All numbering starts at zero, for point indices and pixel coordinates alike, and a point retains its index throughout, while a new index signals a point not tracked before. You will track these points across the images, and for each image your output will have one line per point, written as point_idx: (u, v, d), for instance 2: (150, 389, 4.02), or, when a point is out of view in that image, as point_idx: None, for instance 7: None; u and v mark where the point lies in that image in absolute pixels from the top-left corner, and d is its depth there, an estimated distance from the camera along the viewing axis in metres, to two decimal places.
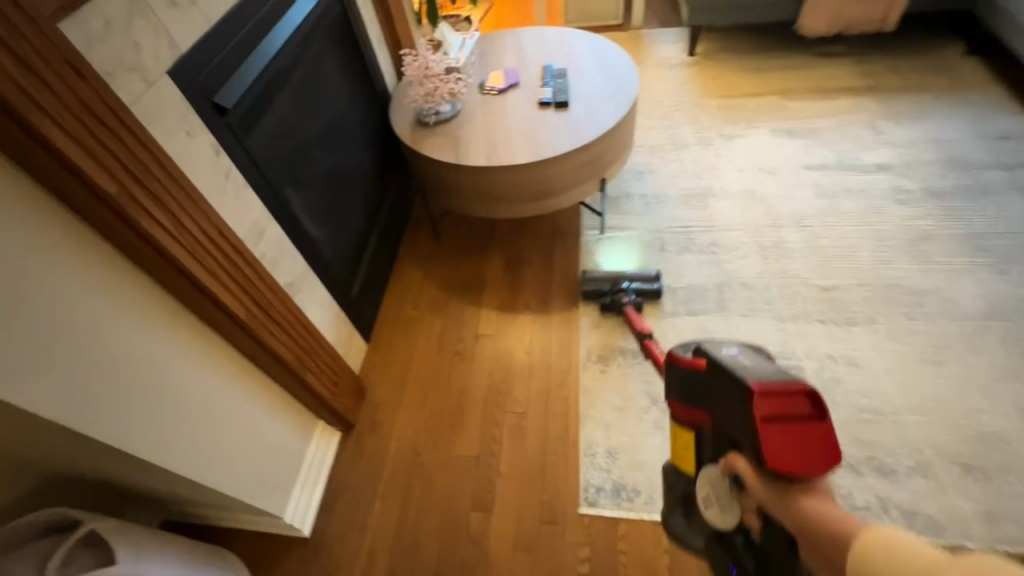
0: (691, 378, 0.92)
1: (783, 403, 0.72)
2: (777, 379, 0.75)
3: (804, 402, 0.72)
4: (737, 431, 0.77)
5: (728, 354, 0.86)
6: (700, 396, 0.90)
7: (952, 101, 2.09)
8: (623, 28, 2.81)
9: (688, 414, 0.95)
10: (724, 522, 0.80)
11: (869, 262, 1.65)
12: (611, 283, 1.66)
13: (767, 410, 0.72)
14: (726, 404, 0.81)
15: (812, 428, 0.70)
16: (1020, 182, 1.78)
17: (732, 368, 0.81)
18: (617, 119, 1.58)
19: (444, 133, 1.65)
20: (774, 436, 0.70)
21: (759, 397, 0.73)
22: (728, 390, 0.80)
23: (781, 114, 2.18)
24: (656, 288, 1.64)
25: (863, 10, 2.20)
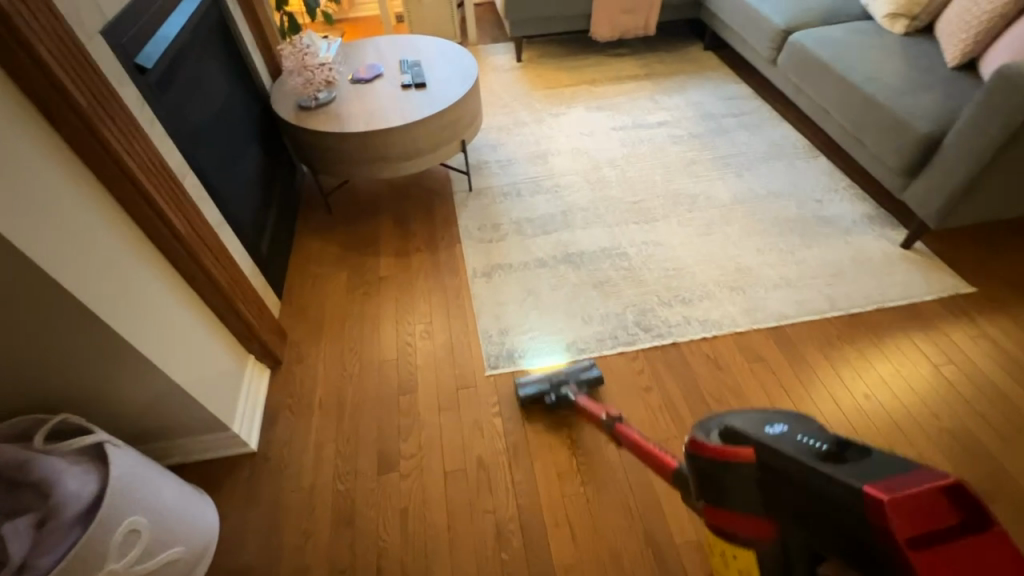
0: (736, 476, 0.72)
1: (924, 516, 0.52)
2: (893, 477, 0.55)
3: (947, 508, 0.52)
4: (851, 551, 0.56)
5: (796, 447, 0.65)
6: (755, 498, 0.69)
7: (699, 78, 2.95)
8: (463, 44, 3.45)
9: (732, 524, 0.75)
10: None
11: (661, 182, 2.30)
12: (548, 384, 1.53)
13: (910, 528, 0.51)
14: (815, 509, 0.60)
15: (965, 547, 0.51)
16: (744, 122, 2.61)
17: (820, 466, 0.59)
18: (465, 90, 2.04)
19: (325, 112, 1.97)
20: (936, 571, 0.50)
21: (898, 510, 0.51)
22: (834, 502, 0.57)
23: (590, 96, 2.87)
24: (594, 374, 1.56)
25: (631, 20, 3.01)
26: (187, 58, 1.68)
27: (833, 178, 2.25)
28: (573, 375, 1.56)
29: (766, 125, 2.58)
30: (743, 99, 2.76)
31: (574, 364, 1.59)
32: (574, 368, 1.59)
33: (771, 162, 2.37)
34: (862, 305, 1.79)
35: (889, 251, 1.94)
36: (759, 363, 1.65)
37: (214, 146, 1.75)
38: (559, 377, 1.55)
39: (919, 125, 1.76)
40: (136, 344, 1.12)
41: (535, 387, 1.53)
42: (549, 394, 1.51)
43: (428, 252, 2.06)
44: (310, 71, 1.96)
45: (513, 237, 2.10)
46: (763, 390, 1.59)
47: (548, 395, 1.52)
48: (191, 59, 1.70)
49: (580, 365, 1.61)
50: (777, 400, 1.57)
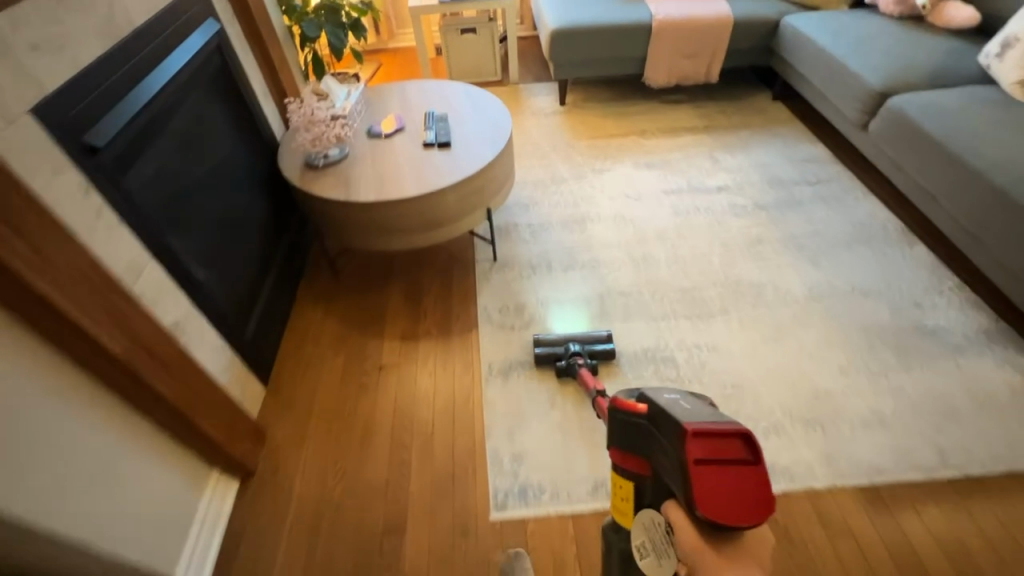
0: (630, 425, 0.88)
1: (718, 448, 0.70)
2: (714, 422, 0.73)
3: (739, 446, 0.70)
4: (671, 474, 0.74)
5: (670, 403, 0.82)
6: (634, 441, 0.86)
7: (767, 134, 2.59)
8: (503, 83, 3.20)
9: (626, 462, 0.89)
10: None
11: (719, 264, 1.94)
12: (563, 346, 1.63)
13: (698, 451, 0.69)
14: (661, 445, 0.78)
15: (738, 473, 0.68)
16: (821, 193, 2.23)
17: (670, 412, 0.78)
18: (493, 154, 1.77)
19: (334, 174, 1.73)
20: (707, 480, 0.67)
21: (695, 438, 0.70)
22: (669, 434, 0.76)
23: (640, 151, 2.55)
24: (609, 348, 1.63)
25: (691, 66, 2.68)
26: (179, 113, 1.48)
27: (935, 275, 1.84)
28: (589, 344, 1.65)
29: (847, 198, 2.19)
30: (820, 163, 2.38)
31: (587, 333, 1.67)
32: (587, 334, 1.67)
33: (854, 247, 1.98)
34: (984, 463, 1.38)
35: (1015, 384, 1.52)
36: (844, 539, 1.27)
37: (201, 210, 1.53)
38: (572, 343, 1.63)
39: None
40: (29, 517, 0.86)
41: (549, 352, 1.61)
42: (561, 359, 1.60)
43: (439, 336, 1.79)
44: (322, 129, 1.73)
45: (539, 324, 1.80)
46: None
47: (560, 360, 1.61)
48: (184, 112, 1.50)
49: (593, 332, 1.70)
50: None
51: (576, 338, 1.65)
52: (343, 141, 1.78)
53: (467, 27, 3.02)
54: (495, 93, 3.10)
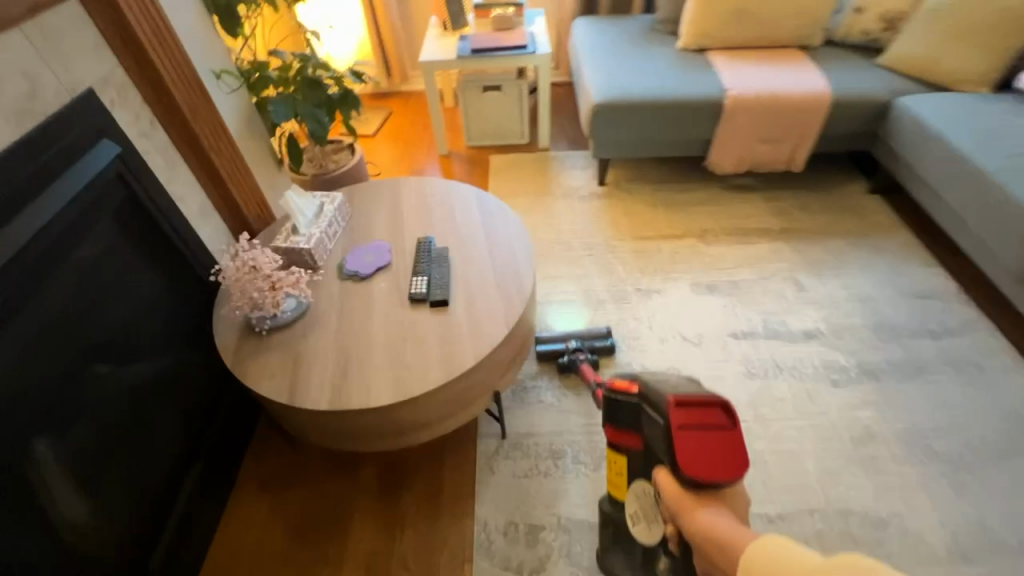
0: (622, 403, 1.09)
1: (696, 416, 0.89)
2: (690, 393, 0.94)
3: (718, 414, 0.89)
4: (664, 440, 0.92)
5: (645, 385, 1.06)
6: (628, 420, 1.07)
7: (865, 248, 2.02)
8: (530, 147, 2.69)
9: (616, 437, 1.13)
10: (651, 535, 1.01)
11: (815, 475, 1.39)
12: (565, 343, 1.67)
13: (684, 418, 0.89)
14: (651, 419, 0.99)
15: (721, 437, 0.87)
16: (949, 353, 1.65)
17: (655, 394, 0.99)
18: (508, 328, 1.24)
19: (282, 350, 1.23)
20: (691, 443, 0.87)
21: (676, 409, 0.90)
22: (652, 410, 0.99)
23: (699, 263, 2.00)
24: (609, 343, 1.68)
25: (768, 152, 2.12)
26: (54, 289, 1.03)
27: None
28: (590, 340, 1.69)
29: (986, 362, 1.63)
30: (944, 302, 1.80)
31: (589, 329, 1.72)
32: (588, 330, 1.72)
33: (1013, 462, 1.40)
34: None
35: None
36: None
37: (84, 421, 1.08)
38: (573, 339, 1.67)
39: None
40: None
41: (552, 348, 1.66)
42: (563, 355, 1.65)
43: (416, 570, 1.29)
44: (255, 292, 1.21)
45: (559, 562, 1.29)
46: None
47: (561, 357, 1.66)
48: (63, 285, 1.04)
49: (593, 328, 1.74)
50: None
51: (577, 334, 1.70)
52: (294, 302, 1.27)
53: (490, 84, 2.50)
54: (520, 161, 2.59)
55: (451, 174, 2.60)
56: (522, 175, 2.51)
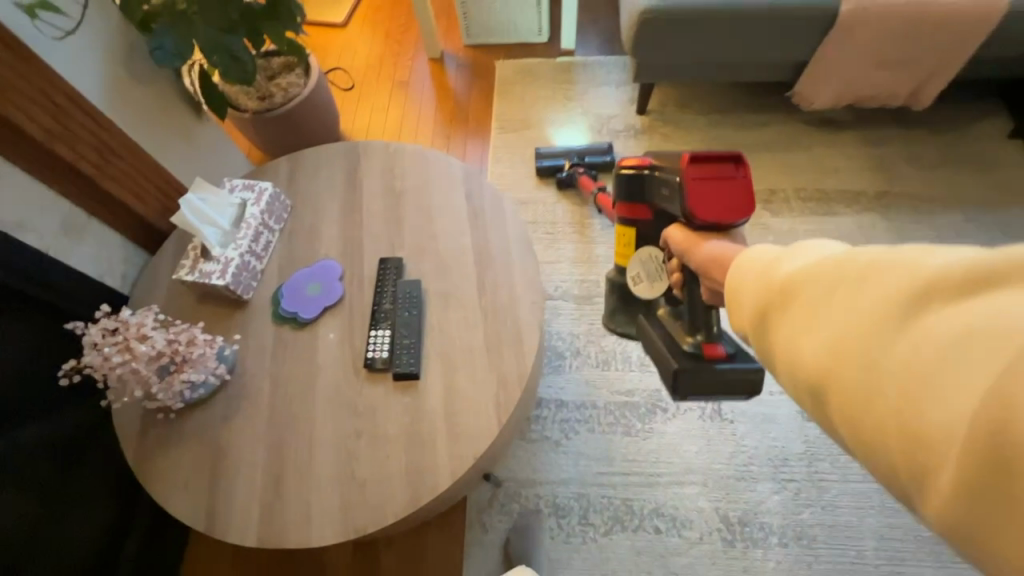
0: (633, 177, 1.00)
1: (711, 169, 0.80)
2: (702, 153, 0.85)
3: (731, 168, 0.80)
4: (674, 196, 0.86)
5: (663, 158, 0.94)
6: (638, 192, 0.99)
7: (989, 229, 1.52)
8: (550, 49, 2.02)
9: (629, 212, 1.06)
10: (653, 291, 1.00)
11: (875, 563, 1.15)
12: (567, 157, 1.68)
13: (695, 172, 0.80)
14: (662, 181, 0.91)
15: (732, 186, 0.79)
16: None
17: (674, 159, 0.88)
18: (500, 424, 0.89)
19: (196, 445, 0.91)
20: (700, 193, 0.79)
21: (690, 163, 0.81)
22: (665, 171, 0.90)
23: (761, 244, 1.55)
24: (608, 159, 1.67)
25: (887, 84, 1.49)
26: None
27: None
28: (591, 155, 1.69)
29: None
30: None
31: (590, 146, 1.70)
32: (588, 146, 1.71)
33: None
34: None
35: None
36: None
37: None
38: (573, 156, 1.68)
39: None
40: None
41: (552, 163, 1.68)
42: (563, 170, 1.67)
43: None
44: (141, 390, 0.83)
45: None
46: None
47: (560, 172, 1.68)
48: None
49: (595, 143, 1.73)
50: None
51: (577, 149, 1.70)
52: (208, 378, 0.90)
53: None
54: (534, 70, 1.95)
55: (445, 87, 1.98)
56: (535, 91, 1.91)
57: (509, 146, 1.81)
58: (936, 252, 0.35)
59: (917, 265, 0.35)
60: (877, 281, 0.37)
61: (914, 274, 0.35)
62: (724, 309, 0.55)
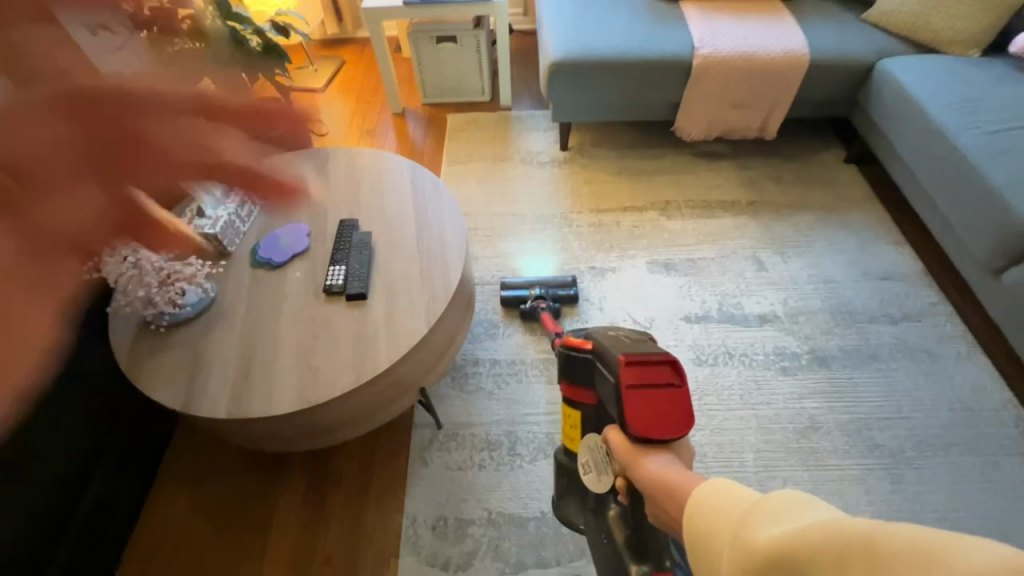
0: (579, 359, 1.07)
1: (646, 376, 0.88)
2: (643, 355, 0.92)
3: (663, 371, 0.89)
4: (613, 397, 0.92)
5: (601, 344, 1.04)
6: (583, 373, 1.07)
7: (835, 224, 1.91)
8: (491, 106, 2.49)
9: (574, 393, 1.11)
10: (598, 486, 0.99)
11: (753, 469, 1.37)
12: (529, 289, 1.69)
13: (632, 377, 0.88)
14: (603, 376, 0.97)
15: (665, 393, 0.86)
16: (906, 341, 1.60)
17: (609, 353, 0.96)
18: (428, 326, 1.15)
19: (180, 349, 1.13)
20: (638, 400, 0.86)
21: (628, 366, 0.89)
22: (606, 366, 0.96)
23: (659, 240, 1.89)
24: (572, 293, 1.69)
25: (741, 118, 1.97)
26: None
27: None
28: (555, 288, 1.70)
29: (941, 353, 1.56)
30: (906, 284, 1.73)
31: (556, 277, 1.71)
32: (555, 278, 1.72)
33: (953, 455, 1.38)
34: None
35: None
36: None
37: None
38: (538, 288, 1.68)
39: None
40: None
41: (515, 295, 1.67)
42: (526, 302, 1.66)
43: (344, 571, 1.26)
44: (143, 291, 1.09)
45: (486, 559, 1.26)
46: None
47: (524, 303, 1.67)
48: None
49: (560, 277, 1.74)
50: None
51: (541, 282, 1.70)
52: (196, 291, 1.15)
53: (445, 34, 2.28)
54: (478, 121, 2.40)
55: (405, 134, 2.40)
56: (478, 136, 2.34)
57: (456, 176, 2.18)
58: (949, 533, 0.36)
59: (918, 543, 0.36)
60: (878, 571, 0.37)
61: (931, 573, 0.34)
62: (716, 542, 0.60)
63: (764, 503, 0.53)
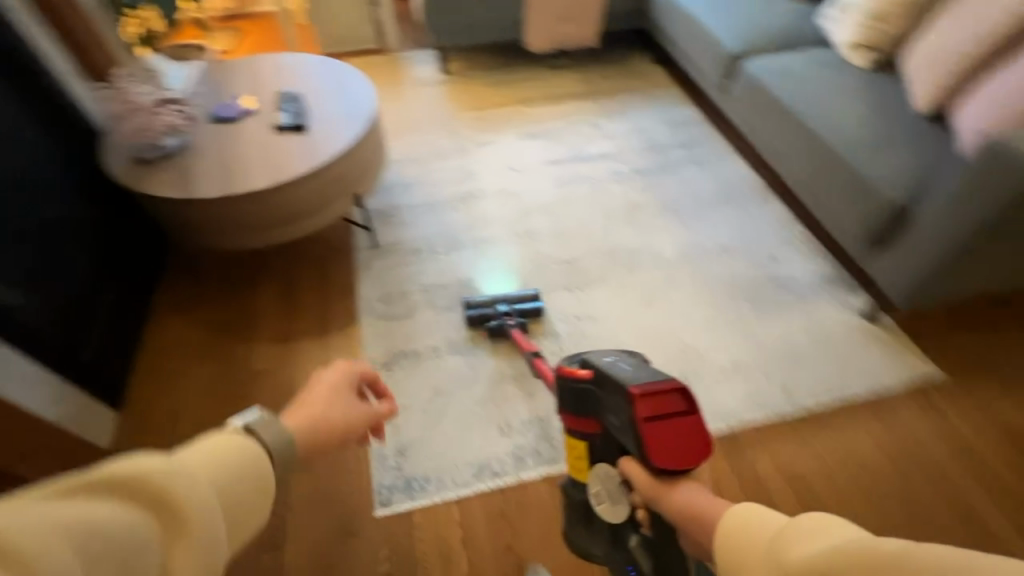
0: (577, 390, 0.95)
1: (660, 404, 0.78)
2: (653, 381, 0.81)
3: (678, 398, 0.78)
4: (622, 431, 0.81)
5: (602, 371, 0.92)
6: (584, 404, 0.94)
7: (646, 97, 2.63)
8: (381, 50, 2.99)
9: (577, 425, 0.98)
10: (615, 516, 0.90)
11: (600, 233, 1.99)
12: (492, 308, 1.67)
13: (646, 410, 0.77)
14: (611, 406, 0.85)
15: (685, 422, 0.76)
16: (694, 156, 2.31)
17: (614, 379, 0.86)
18: (354, 137, 1.64)
19: (169, 168, 1.54)
20: (656, 433, 0.75)
21: (640, 399, 0.78)
22: (612, 396, 0.85)
23: (524, 120, 2.50)
24: (536, 306, 1.68)
25: (569, 30, 2.65)
26: None
27: (790, 228, 2.00)
28: (518, 303, 1.69)
29: (717, 159, 2.28)
30: (694, 126, 2.45)
31: (518, 293, 1.71)
32: (516, 293, 1.71)
33: (723, 207, 2.09)
34: (823, 396, 1.55)
35: (850, 322, 1.72)
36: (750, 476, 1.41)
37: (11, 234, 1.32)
38: (501, 304, 1.67)
39: (885, 189, 1.49)
40: None
41: (481, 314, 1.65)
42: (491, 320, 1.65)
43: (317, 335, 1.69)
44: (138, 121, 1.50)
45: (422, 311, 1.75)
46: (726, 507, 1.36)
47: (490, 321, 1.66)
48: None
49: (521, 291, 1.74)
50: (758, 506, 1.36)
51: (505, 297, 1.69)
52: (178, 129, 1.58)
53: None
54: (372, 62, 2.90)
55: None
56: (374, 73, 2.84)
57: None
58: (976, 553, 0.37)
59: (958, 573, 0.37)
60: None
61: None
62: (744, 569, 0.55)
63: (796, 524, 0.51)
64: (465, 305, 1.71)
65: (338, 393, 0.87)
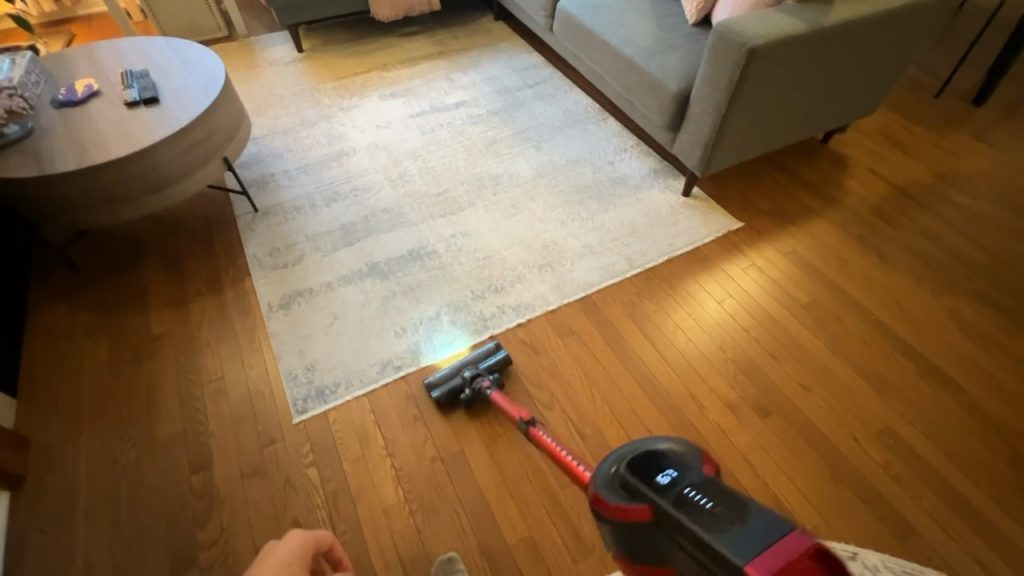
0: (637, 534, 0.76)
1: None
2: (764, 542, 0.62)
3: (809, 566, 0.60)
4: None
5: (669, 504, 0.73)
6: (648, 551, 0.76)
7: (494, 50, 2.90)
8: (231, 38, 3.00)
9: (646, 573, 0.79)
10: None
11: (464, 167, 2.24)
12: (459, 376, 1.49)
13: None
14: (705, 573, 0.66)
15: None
16: (539, 93, 2.61)
17: (695, 532, 0.67)
18: (209, 101, 1.73)
19: (19, 152, 1.56)
20: None
21: None
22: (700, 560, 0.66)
23: (383, 83, 2.67)
24: (501, 356, 1.54)
25: None
26: None
27: (622, 137, 2.36)
28: (483, 360, 1.54)
29: (558, 93, 2.60)
30: (537, 69, 2.76)
31: (479, 349, 1.56)
32: (478, 351, 1.56)
33: (567, 129, 2.41)
34: (657, 258, 1.92)
35: (673, 201, 2.11)
36: (608, 329, 1.72)
37: None
38: (466, 367, 1.50)
39: (669, 83, 1.85)
40: None
41: (448, 388, 1.46)
42: (463, 390, 1.46)
43: (211, 294, 1.79)
44: None
45: (311, 257, 1.90)
46: (590, 354, 1.66)
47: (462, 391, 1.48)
48: None
49: (481, 347, 1.59)
50: (615, 346, 1.68)
51: (467, 359, 1.53)
52: (20, 114, 1.63)
53: None
54: (222, 50, 2.90)
55: None
56: (225, 60, 2.85)
57: None
58: None
59: None
60: None
61: None
62: None
63: None
64: (428, 386, 1.51)
65: (290, 572, 0.64)
